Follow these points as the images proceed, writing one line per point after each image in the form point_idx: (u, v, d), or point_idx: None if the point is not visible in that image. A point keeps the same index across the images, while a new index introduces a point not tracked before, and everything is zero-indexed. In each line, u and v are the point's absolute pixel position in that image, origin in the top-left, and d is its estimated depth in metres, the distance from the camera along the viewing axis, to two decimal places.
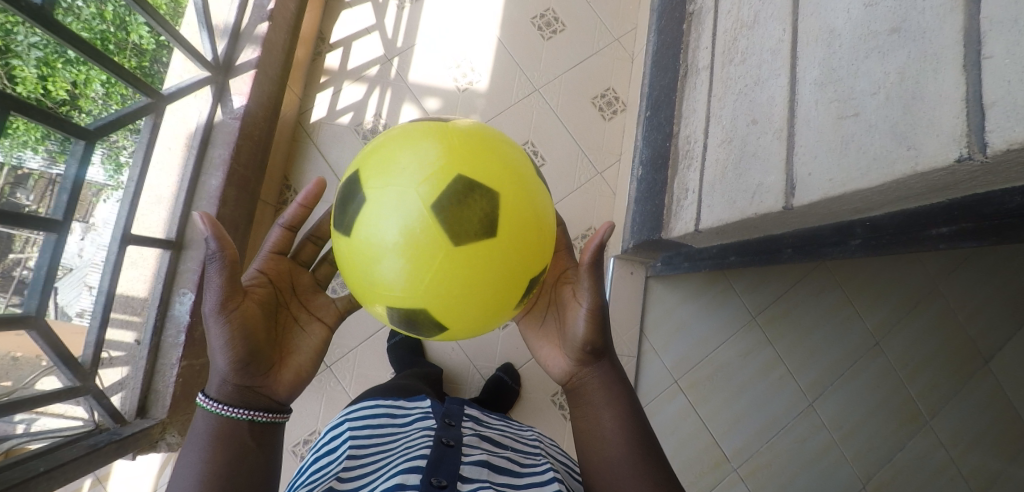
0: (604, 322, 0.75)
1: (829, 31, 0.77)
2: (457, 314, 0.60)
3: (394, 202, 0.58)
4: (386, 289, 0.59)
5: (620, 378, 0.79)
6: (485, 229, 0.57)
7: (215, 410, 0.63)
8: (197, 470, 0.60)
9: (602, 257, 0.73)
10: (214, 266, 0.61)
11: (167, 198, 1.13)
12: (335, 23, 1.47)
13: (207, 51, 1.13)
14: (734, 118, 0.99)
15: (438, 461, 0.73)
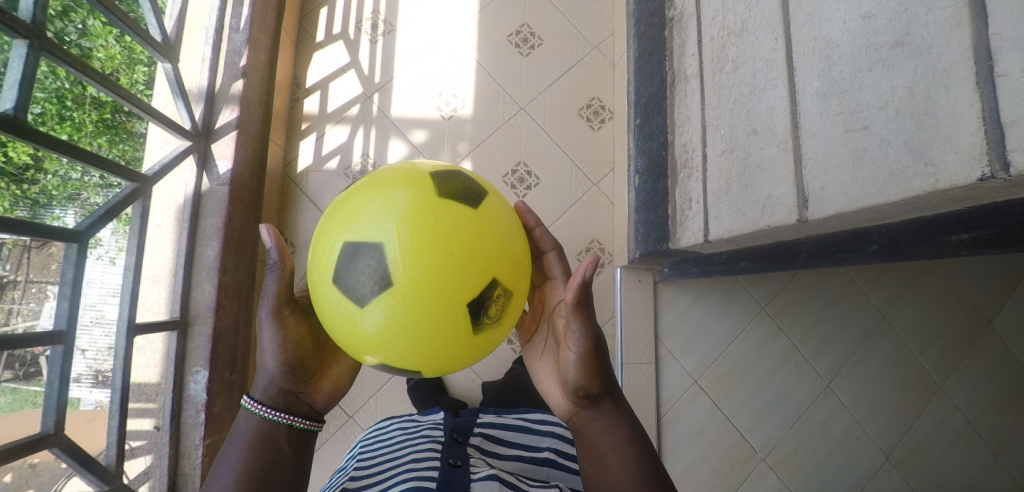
0: (599, 364, 0.73)
1: (826, 42, 0.77)
2: (429, 352, 0.58)
3: (363, 253, 0.56)
4: (353, 334, 0.58)
5: (625, 419, 0.75)
6: (455, 268, 0.55)
7: (257, 411, 0.69)
8: (233, 473, 0.66)
9: (586, 298, 0.69)
10: (274, 276, 0.66)
11: (165, 275, 1.11)
12: (309, 65, 1.42)
13: (185, 120, 1.09)
14: (733, 128, 0.99)
15: (448, 482, 0.77)
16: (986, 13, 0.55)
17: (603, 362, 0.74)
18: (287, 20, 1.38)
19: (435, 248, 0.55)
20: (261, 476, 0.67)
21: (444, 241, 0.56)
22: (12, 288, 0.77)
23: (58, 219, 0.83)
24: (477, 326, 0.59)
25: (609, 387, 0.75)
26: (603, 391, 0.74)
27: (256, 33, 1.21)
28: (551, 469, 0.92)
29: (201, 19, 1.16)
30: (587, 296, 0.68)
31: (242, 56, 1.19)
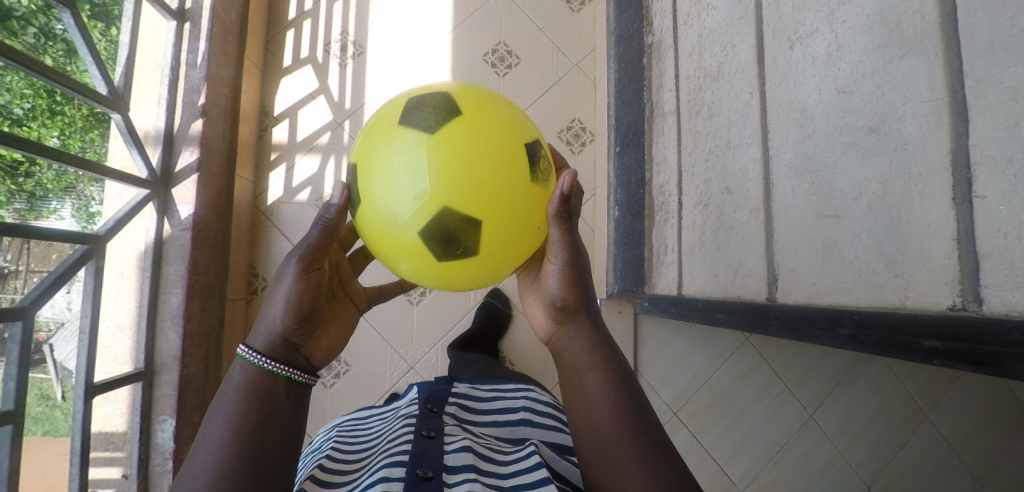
0: (582, 281, 0.67)
1: (799, 110, 0.70)
2: (498, 205, 0.54)
3: (399, 168, 0.54)
4: (418, 188, 0.53)
5: (604, 340, 0.69)
6: (494, 175, 0.54)
7: (257, 361, 0.61)
8: (227, 422, 0.58)
9: (567, 210, 0.59)
10: (315, 229, 0.60)
11: (128, 324, 1.07)
12: (276, 93, 1.39)
13: (141, 169, 1.06)
14: (708, 181, 0.93)
15: (423, 455, 0.72)
16: (966, 117, 0.49)
17: (582, 277, 0.67)
18: (251, 46, 1.33)
19: (473, 154, 0.53)
20: (258, 433, 0.58)
21: (478, 148, 0.54)
22: (14, 279, 0.79)
23: (55, 211, 0.86)
24: (540, 180, 0.58)
25: (586, 303, 0.68)
26: (579, 306, 0.68)
27: (215, 70, 1.18)
28: (528, 428, 0.90)
29: (155, 59, 1.13)
30: (566, 213, 0.59)
31: (200, 94, 1.15)
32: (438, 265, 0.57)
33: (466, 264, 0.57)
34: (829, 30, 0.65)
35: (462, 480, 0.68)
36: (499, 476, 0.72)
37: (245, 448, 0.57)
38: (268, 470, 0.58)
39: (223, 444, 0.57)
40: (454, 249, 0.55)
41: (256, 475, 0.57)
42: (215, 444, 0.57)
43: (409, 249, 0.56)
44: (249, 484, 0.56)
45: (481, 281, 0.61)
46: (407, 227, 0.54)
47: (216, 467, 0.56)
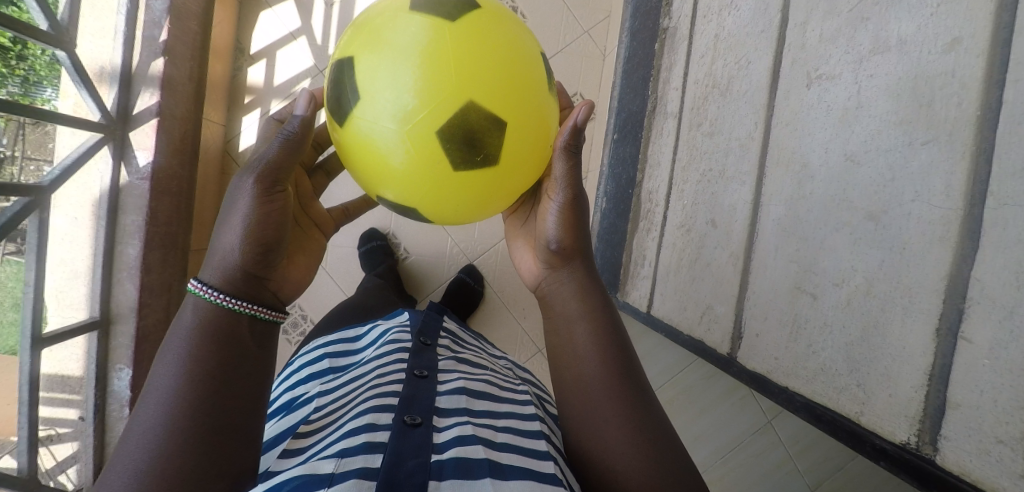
0: (584, 225, 0.58)
1: (802, 165, 0.61)
2: (512, 117, 0.46)
3: (381, 76, 0.44)
4: (420, 84, 0.43)
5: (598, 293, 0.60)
6: (495, 87, 0.45)
7: (208, 297, 0.45)
8: (177, 365, 0.42)
9: (576, 144, 0.52)
10: (277, 143, 0.48)
11: (83, 272, 1.05)
12: (254, 29, 1.27)
13: (92, 111, 0.99)
14: (696, 205, 0.85)
15: (411, 399, 0.57)
16: (977, 246, 0.41)
17: (585, 222, 0.59)
18: None
19: (470, 64, 0.44)
20: (219, 377, 0.43)
21: (477, 56, 0.45)
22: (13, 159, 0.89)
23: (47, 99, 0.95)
24: (551, 98, 0.51)
25: (586, 251, 0.59)
26: (578, 253, 0.58)
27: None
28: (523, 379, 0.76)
29: None
30: (579, 147, 0.52)
31: (162, 29, 1.04)
32: (433, 183, 0.47)
33: (463, 190, 0.48)
34: (851, 81, 0.56)
35: (454, 424, 0.54)
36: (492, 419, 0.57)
37: (203, 395, 0.42)
38: (242, 418, 0.43)
39: (172, 394, 0.42)
40: (457, 164, 0.46)
41: (222, 424, 0.42)
42: (160, 397, 0.42)
43: (401, 159, 0.46)
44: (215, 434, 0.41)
45: (479, 210, 0.52)
46: (403, 131, 0.44)
47: (166, 422, 0.41)
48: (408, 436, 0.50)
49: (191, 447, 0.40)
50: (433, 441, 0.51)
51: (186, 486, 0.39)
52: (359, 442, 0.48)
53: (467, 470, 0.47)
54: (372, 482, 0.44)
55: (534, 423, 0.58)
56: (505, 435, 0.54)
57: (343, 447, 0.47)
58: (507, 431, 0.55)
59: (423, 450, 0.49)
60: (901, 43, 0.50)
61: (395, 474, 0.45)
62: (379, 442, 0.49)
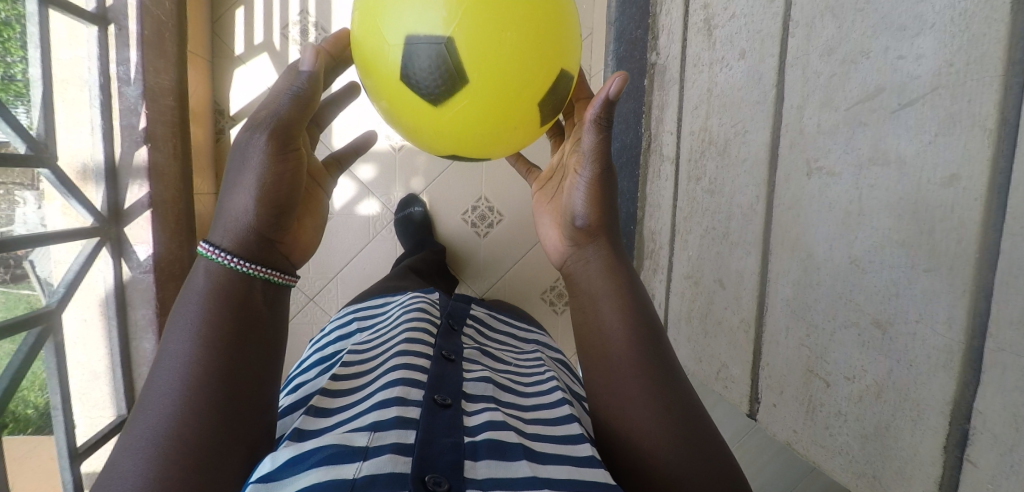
0: (612, 200, 0.57)
1: (807, 253, 0.64)
2: (539, 46, 0.46)
3: (411, 18, 0.44)
4: (453, 0, 0.43)
5: (622, 264, 0.58)
6: (522, 23, 0.45)
7: (216, 258, 0.44)
8: (192, 332, 0.41)
9: (608, 118, 0.51)
10: (287, 101, 0.46)
11: (102, 371, 1.04)
12: (230, 87, 1.21)
13: (84, 215, 0.96)
14: (702, 256, 0.87)
15: (438, 379, 0.58)
16: (978, 379, 0.46)
17: (614, 202, 0.57)
18: (193, 34, 1.12)
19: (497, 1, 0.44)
20: (231, 362, 0.42)
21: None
22: None
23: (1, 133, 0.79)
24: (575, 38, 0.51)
25: (614, 228, 0.58)
26: (603, 229, 0.57)
27: (153, 80, 1.01)
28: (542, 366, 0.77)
29: (80, 72, 0.95)
30: (609, 120, 0.51)
31: (139, 116, 1.00)
32: (465, 113, 0.47)
33: (487, 127, 0.49)
34: (852, 184, 0.58)
35: (482, 409, 0.53)
36: (518, 406, 0.58)
37: (218, 368, 0.41)
38: (252, 403, 0.42)
39: (187, 362, 0.41)
40: (490, 83, 0.45)
41: (231, 413, 0.41)
42: (173, 363, 0.41)
43: (433, 85, 0.46)
44: (226, 416, 0.40)
45: (510, 140, 0.52)
46: (438, 58, 0.44)
47: (175, 399, 0.39)
48: (438, 416, 0.50)
49: (206, 417, 0.39)
50: (464, 424, 0.50)
51: (197, 459, 0.38)
52: (389, 416, 0.49)
53: (502, 450, 0.46)
54: (406, 458, 0.44)
55: (563, 407, 0.56)
56: (535, 425, 0.54)
57: (373, 420, 0.48)
58: (537, 421, 0.55)
59: (455, 430, 0.49)
60: (901, 161, 0.52)
61: (429, 450, 0.45)
62: (409, 416, 0.50)
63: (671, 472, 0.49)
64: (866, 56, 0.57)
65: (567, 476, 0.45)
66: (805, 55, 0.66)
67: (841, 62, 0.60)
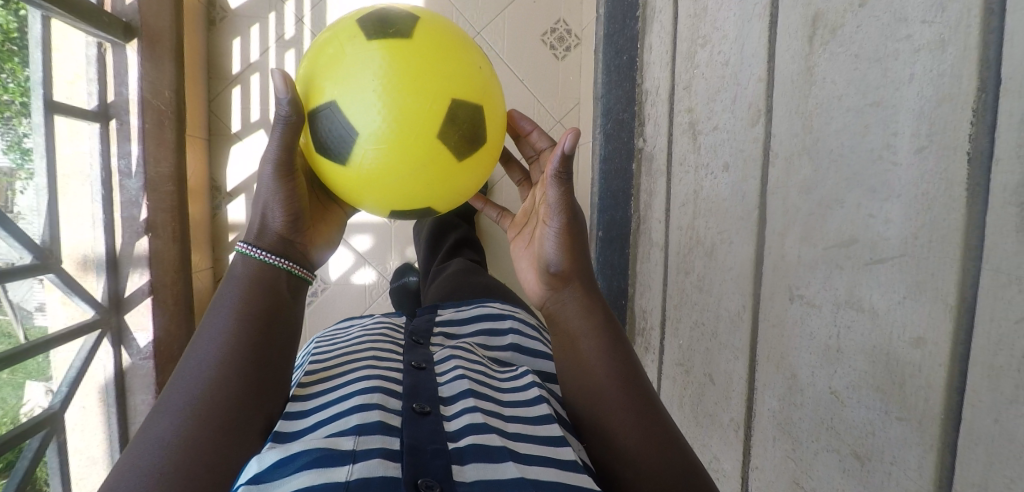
0: (580, 242, 0.64)
1: (791, 372, 0.69)
2: (459, 126, 0.56)
3: (352, 104, 0.53)
4: (385, 90, 0.53)
5: (597, 300, 0.66)
6: (444, 110, 0.55)
7: (257, 256, 0.57)
8: (231, 309, 0.54)
9: (568, 171, 0.57)
10: (280, 128, 0.54)
11: (101, 456, 1.03)
12: (227, 164, 1.22)
13: (87, 309, 0.96)
14: (692, 346, 0.92)
15: (414, 386, 0.56)
16: None
17: (581, 245, 0.64)
18: (192, 116, 1.13)
19: (421, 94, 0.54)
20: (257, 337, 0.53)
21: (430, 87, 0.54)
22: None
23: None
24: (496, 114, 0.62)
25: (586, 268, 0.66)
26: (576, 273, 0.64)
27: (154, 171, 1.02)
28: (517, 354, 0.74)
29: (82, 166, 0.96)
30: (571, 174, 0.57)
31: (140, 207, 1.01)
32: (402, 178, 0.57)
33: (418, 187, 0.58)
34: (831, 319, 0.63)
35: (462, 411, 0.52)
36: (498, 407, 0.57)
37: (247, 339, 0.52)
38: (272, 370, 0.53)
39: (228, 332, 0.52)
40: (420, 146, 0.55)
41: (261, 375, 0.52)
42: (209, 350, 0.51)
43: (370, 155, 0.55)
44: (253, 374, 0.51)
45: (446, 191, 0.61)
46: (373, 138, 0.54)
47: (218, 356, 0.51)
48: (420, 423, 0.49)
49: (232, 391, 0.49)
50: (446, 430, 0.50)
51: (228, 406, 0.48)
52: (372, 419, 0.47)
53: (487, 454, 0.46)
54: (396, 463, 0.44)
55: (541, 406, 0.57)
56: (516, 424, 0.53)
57: (356, 423, 0.47)
58: (517, 421, 0.54)
59: (438, 435, 0.48)
60: (874, 313, 0.58)
61: (418, 458, 0.44)
62: (392, 424, 0.49)
63: (664, 475, 0.54)
64: (840, 203, 0.62)
65: (555, 479, 0.45)
66: (785, 186, 0.71)
67: (818, 203, 0.65)
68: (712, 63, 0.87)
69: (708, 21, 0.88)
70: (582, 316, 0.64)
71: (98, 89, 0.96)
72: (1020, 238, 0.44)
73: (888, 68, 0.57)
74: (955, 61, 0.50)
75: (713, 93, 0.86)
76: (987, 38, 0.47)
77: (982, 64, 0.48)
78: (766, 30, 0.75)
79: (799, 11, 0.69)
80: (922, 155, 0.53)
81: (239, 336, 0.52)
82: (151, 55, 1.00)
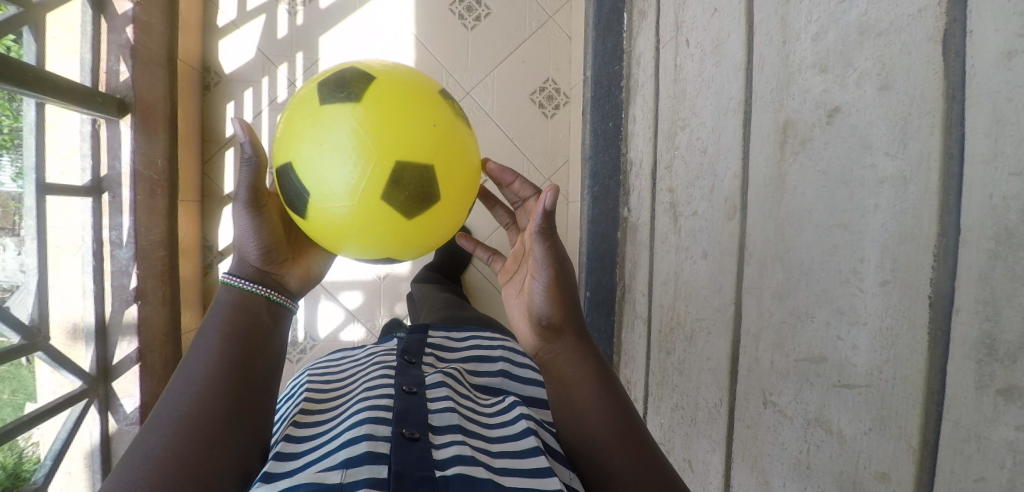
0: (569, 293, 0.62)
1: (764, 477, 0.68)
2: (442, 178, 0.53)
3: (327, 158, 0.50)
4: (361, 144, 0.50)
5: (590, 349, 0.63)
6: (424, 161, 0.52)
7: (239, 285, 0.57)
8: (214, 333, 0.54)
9: (550, 225, 0.55)
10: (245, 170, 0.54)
11: None
12: (219, 224, 1.25)
13: (74, 380, 0.96)
14: (673, 427, 0.91)
15: (404, 413, 0.59)
16: None
17: (572, 295, 0.62)
18: (185, 180, 1.16)
19: (400, 146, 0.51)
20: (241, 359, 0.53)
21: (408, 139, 0.51)
22: None
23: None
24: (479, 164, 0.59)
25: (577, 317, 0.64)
26: (568, 324, 0.62)
27: (145, 240, 1.03)
28: (507, 378, 0.77)
29: (74, 239, 0.96)
30: (553, 230, 0.56)
31: (131, 276, 1.01)
32: (382, 231, 0.53)
33: (400, 239, 0.55)
34: (802, 433, 0.63)
35: (451, 442, 0.55)
36: (486, 440, 0.59)
37: (231, 360, 0.53)
38: (255, 392, 0.54)
39: (212, 353, 0.53)
40: (401, 200, 0.52)
41: (244, 396, 0.52)
42: (196, 360, 0.53)
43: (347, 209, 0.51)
44: (236, 396, 0.52)
45: (430, 241, 0.58)
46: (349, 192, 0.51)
47: (202, 375, 0.52)
48: (408, 451, 0.52)
49: (219, 409, 0.50)
50: (434, 458, 0.52)
51: (211, 426, 0.49)
52: (361, 451, 0.50)
53: (472, 484, 0.48)
54: None
55: (529, 438, 0.57)
56: (503, 459, 0.55)
57: (345, 457, 0.50)
58: (505, 457, 0.55)
59: (427, 463, 0.51)
60: (842, 437, 0.57)
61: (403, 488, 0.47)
62: (380, 453, 0.51)
63: None
64: (810, 318, 0.62)
65: None
66: (759, 287, 0.71)
67: (791, 313, 0.65)
68: (691, 147, 0.87)
69: (687, 105, 0.89)
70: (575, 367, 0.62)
71: (91, 164, 0.98)
72: (978, 395, 0.44)
73: (854, 192, 0.56)
74: (917, 201, 0.50)
75: (692, 177, 0.87)
76: (946, 183, 0.47)
77: (942, 208, 0.48)
78: (740, 127, 0.75)
79: (771, 115, 0.69)
80: (886, 289, 0.53)
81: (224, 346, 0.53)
82: (144, 128, 1.03)
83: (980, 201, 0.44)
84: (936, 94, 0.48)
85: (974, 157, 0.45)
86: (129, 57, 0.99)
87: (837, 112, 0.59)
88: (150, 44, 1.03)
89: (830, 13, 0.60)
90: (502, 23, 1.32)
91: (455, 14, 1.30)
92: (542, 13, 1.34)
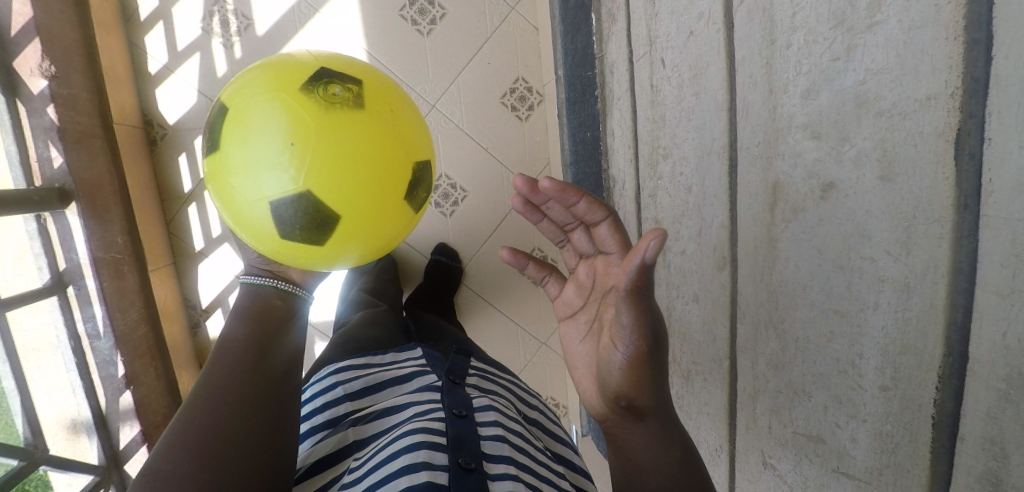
0: (658, 371, 0.49)
1: None
2: (381, 174, 0.55)
3: (262, 169, 0.52)
4: (293, 153, 0.52)
5: (674, 430, 0.52)
6: (358, 161, 0.53)
7: (257, 281, 0.68)
8: (235, 325, 0.64)
9: (643, 286, 0.43)
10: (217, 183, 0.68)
11: None
12: (197, 281, 1.21)
13: (84, 475, 0.96)
14: None
15: (458, 439, 0.60)
16: None
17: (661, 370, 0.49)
18: (151, 249, 1.11)
19: (330, 150, 0.52)
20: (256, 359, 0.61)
21: (337, 141, 0.53)
22: None
23: None
24: (420, 153, 0.60)
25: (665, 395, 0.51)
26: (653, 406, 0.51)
27: (122, 323, 1.01)
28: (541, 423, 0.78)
29: (49, 339, 0.94)
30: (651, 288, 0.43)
31: (117, 364, 1.00)
32: (332, 233, 0.56)
33: (351, 239, 0.57)
34: None
35: (504, 475, 0.56)
36: (536, 469, 0.60)
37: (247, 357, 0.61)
38: (270, 390, 0.60)
39: (233, 352, 0.61)
40: (343, 201, 0.54)
41: (259, 390, 0.59)
42: (218, 364, 0.60)
43: (293, 217, 0.54)
44: (252, 389, 0.59)
45: (382, 238, 0.60)
46: (291, 200, 0.53)
47: (225, 369, 0.60)
48: (465, 481, 0.53)
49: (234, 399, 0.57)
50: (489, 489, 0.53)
51: (226, 414, 0.56)
52: (421, 481, 0.52)
53: None
54: None
55: None
56: None
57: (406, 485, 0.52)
58: None
59: None
60: None
61: None
62: (439, 481, 0.53)
63: None
64: (807, 397, 0.60)
65: None
66: (754, 350, 0.68)
67: (787, 384, 0.62)
68: (674, 181, 0.80)
69: (668, 134, 0.81)
70: (651, 447, 0.52)
71: (47, 261, 0.93)
72: None
73: (851, 282, 0.51)
74: (920, 312, 0.45)
75: (679, 214, 0.81)
76: (954, 302, 0.42)
77: (949, 328, 0.43)
78: (726, 174, 0.68)
79: (759, 172, 0.62)
80: (887, 395, 0.49)
81: (237, 350, 0.61)
82: (94, 210, 0.97)
83: (992, 335, 0.39)
84: (943, 202, 0.41)
85: (987, 285, 0.39)
86: (58, 140, 0.90)
87: (831, 189, 0.52)
88: (78, 117, 0.94)
89: (821, 71, 0.51)
90: (460, 23, 1.21)
91: (407, 19, 1.18)
92: (503, 5, 1.22)
